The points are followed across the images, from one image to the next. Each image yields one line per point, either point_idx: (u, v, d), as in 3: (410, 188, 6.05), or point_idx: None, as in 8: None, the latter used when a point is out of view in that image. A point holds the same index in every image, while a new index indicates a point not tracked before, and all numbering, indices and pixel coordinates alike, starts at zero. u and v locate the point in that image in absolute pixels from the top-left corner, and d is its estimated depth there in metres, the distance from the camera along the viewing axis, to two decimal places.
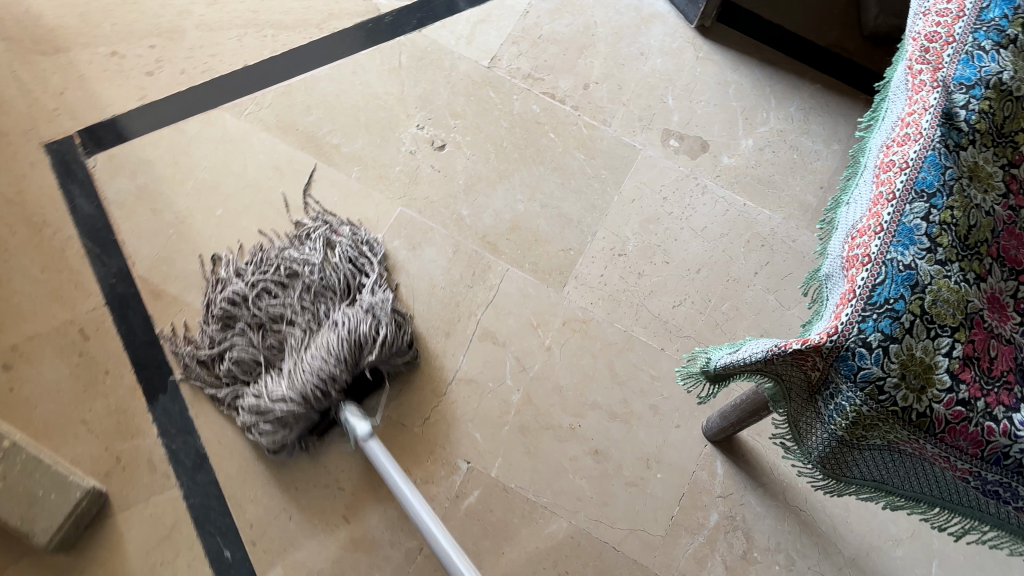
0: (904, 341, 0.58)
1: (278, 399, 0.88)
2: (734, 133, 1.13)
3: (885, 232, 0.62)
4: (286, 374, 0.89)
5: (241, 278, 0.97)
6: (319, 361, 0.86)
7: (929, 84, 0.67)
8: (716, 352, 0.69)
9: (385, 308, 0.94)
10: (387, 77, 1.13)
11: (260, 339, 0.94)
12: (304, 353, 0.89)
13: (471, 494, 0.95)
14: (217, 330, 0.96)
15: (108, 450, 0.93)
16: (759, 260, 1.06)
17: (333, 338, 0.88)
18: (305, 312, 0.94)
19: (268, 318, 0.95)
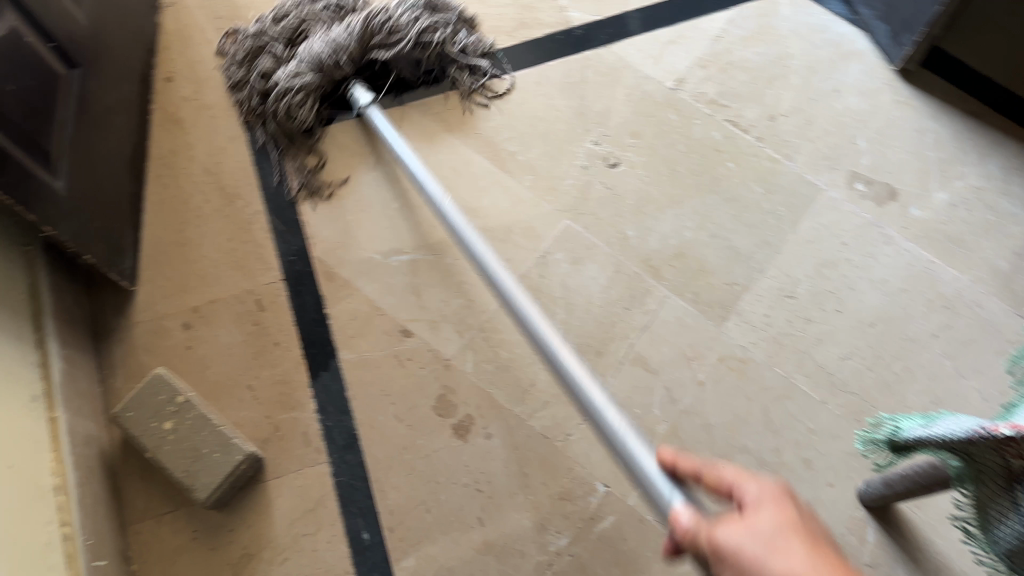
0: None
1: (293, 80, 1.06)
2: (926, 184, 1.07)
3: None
4: (305, 48, 1.08)
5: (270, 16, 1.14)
6: (320, 48, 1.06)
7: None
8: (905, 422, 0.67)
9: (420, 20, 1.11)
10: (569, 91, 1.14)
11: (284, 52, 1.11)
12: (316, 37, 1.08)
13: (606, 518, 0.93)
14: (276, 41, 1.12)
15: (268, 418, 0.97)
16: (938, 321, 1.00)
17: (337, 37, 1.06)
18: (335, 16, 1.12)
19: (254, 50, 1.14)
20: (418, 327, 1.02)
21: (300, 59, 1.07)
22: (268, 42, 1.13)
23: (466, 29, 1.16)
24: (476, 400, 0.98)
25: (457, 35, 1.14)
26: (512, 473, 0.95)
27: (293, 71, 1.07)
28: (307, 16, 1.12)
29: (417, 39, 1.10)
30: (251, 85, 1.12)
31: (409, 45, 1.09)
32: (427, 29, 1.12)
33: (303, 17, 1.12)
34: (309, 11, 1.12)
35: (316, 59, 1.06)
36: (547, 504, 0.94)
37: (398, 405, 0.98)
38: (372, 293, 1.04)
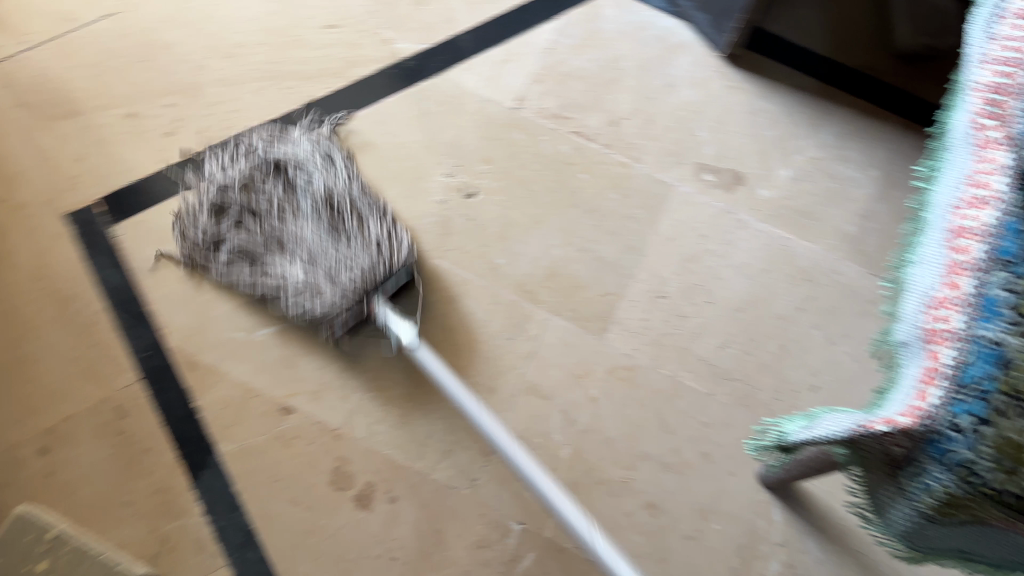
0: (997, 425, 0.55)
1: (312, 295, 0.93)
2: (770, 163, 1.10)
3: (968, 306, 0.58)
4: (302, 262, 0.95)
5: (201, 213, 1.00)
6: (343, 278, 0.92)
7: (999, 141, 0.64)
8: (789, 425, 0.69)
9: (344, 188, 1.01)
10: (411, 124, 1.10)
11: (278, 247, 0.96)
12: (331, 256, 0.94)
13: (526, 556, 0.92)
14: (236, 229, 0.98)
15: (154, 532, 0.91)
16: (802, 295, 1.04)
17: (347, 262, 0.93)
18: (278, 244, 0.97)
19: (237, 247, 0.98)
20: (298, 401, 0.97)
21: (307, 271, 0.94)
22: (247, 218, 0.99)
23: (302, 130, 1.07)
24: (373, 465, 0.95)
25: (323, 124, 1.08)
26: (424, 533, 0.92)
27: (299, 276, 0.93)
28: (263, 194, 1.00)
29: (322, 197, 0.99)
30: (239, 277, 0.97)
31: (354, 224, 0.98)
32: (383, 238, 0.97)
33: (266, 191, 1.00)
34: (289, 225, 0.97)
35: (310, 257, 0.95)
36: (465, 556, 0.92)
37: (292, 487, 0.93)
38: (243, 373, 0.97)
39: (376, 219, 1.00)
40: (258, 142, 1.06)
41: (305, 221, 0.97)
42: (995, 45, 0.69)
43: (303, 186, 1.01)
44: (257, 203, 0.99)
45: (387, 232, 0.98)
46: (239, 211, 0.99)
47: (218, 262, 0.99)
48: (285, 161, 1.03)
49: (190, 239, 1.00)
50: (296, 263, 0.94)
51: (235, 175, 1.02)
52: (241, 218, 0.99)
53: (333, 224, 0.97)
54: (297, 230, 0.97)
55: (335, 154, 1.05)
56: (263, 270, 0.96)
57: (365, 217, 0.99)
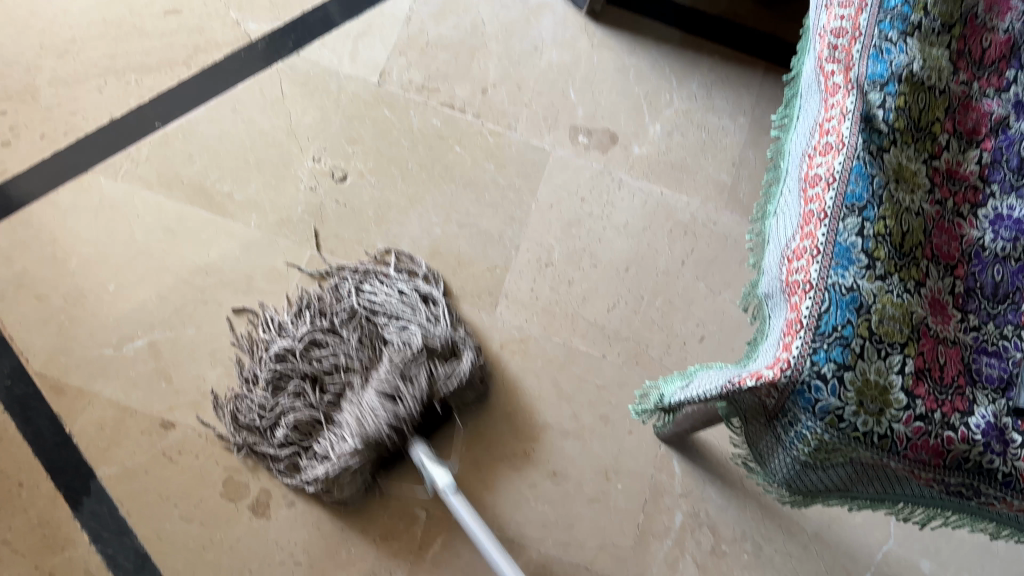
0: (858, 368, 0.56)
1: (359, 427, 0.86)
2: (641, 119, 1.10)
3: (823, 255, 0.59)
4: (357, 424, 0.86)
5: (287, 337, 0.93)
6: (399, 406, 0.85)
7: (844, 84, 0.65)
8: (669, 386, 0.71)
9: (432, 332, 0.92)
10: (271, 110, 1.05)
11: (331, 399, 0.90)
12: (375, 395, 0.87)
13: (435, 542, 0.91)
14: (306, 387, 0.91)
15: (38, 569, 0.85)
16: (684, 248, 1.05)
17: (384, 395, 0.86)
18: (360, 353, 0.91)
19: (281, 408, 0.90)
20: (180, 414, 0.92)
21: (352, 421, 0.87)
22: (314, 366, 0.91)
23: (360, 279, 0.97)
24: (268, 470, 0.91)
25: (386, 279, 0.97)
26: (328, 532, 0.90)
27: (342, 447, 0.86)
28: (325, 350, 0.92)
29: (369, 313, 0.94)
30: (283, 439, 0.89)
31: (397, 348, 0.89)
32: (442, 366, 0.90)
33: (334, 353, 0.91)
34: (352, 375, 0.90)
35: (357, 427, 0.86)
36: (372, 550, 0.90)
37: (183, 504, 0.89)
38: (115, 392, 0.92)
39: (442, 367, 0.91)
40: (318, 294, 0.96)
41: (370, 373, 0.89)
42: None
43: (381, 342, 0.91)
44: (321, 356, 0.92)
45: (456, 374, 0.91)
46: (304, 371, 0.91)
47: (280, 458, 0.90)
48: (364, 316, 0.93)
49: (231, 421, 0.91)
50: (352, 415, 0.86)
51: (298, 320, 0.94)
52: (308, 383, 0.91)
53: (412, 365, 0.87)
54: (362, 387, 0.89)
55: (428, 292, 0.97)
56: (313, 450, 0.89)
57: (428, 365, 0.90)
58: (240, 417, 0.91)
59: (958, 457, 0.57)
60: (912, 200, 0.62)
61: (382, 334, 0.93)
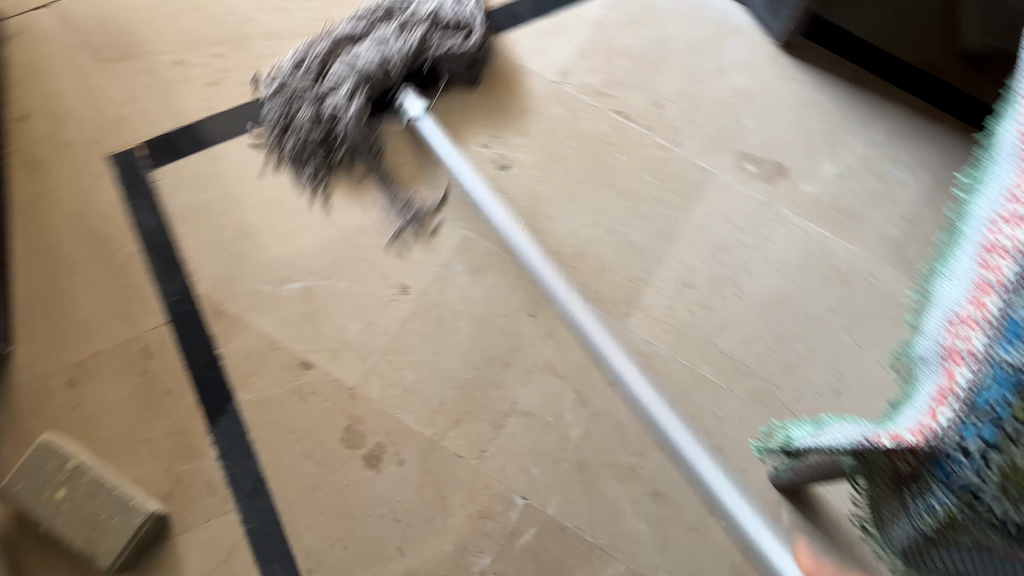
0: (1008, 451, 0.51)
1: (383, 45, 1.01)
2: (814, 158, 1.07)
3: (991, 327, 0.55)
4: (358, 76, 0.99)
5: (286, 73, 1.02)
6: (397, 42, 1.01)
7: None
8: (795, 430, 0.69)
9: (443, 8, 1.05)
10: (451, 93, 1.10)
11: (344, 52, 1.02)
12: (387, 32, 1.02)
13: (526, 531, 0.93)
14: (308, 79, 1.02)
15: (169, 471, 0.93)
16: (835, 296, 1.01)
17: (386, 38, 1.01)
18: (375, 40, 1.02)
19: (295, 90, 1.01)
20: (317, 358, 0.98)
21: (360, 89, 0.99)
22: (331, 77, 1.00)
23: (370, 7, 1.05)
24: (385, 427, 0.96)
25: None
26: (428, 498, 0.93)
27: (347, 92, 0.99)
28: (338, 49, 1.03)
29: (383, 13, 1.04)
30: (294, 140, 1.01)
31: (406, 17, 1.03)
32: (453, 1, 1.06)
33: (333, 46, 1.02)
34: (359, 49, 1.01)
35: (363, 76, 0.99)
36: (466, 524, 0.93)
37: (305, 442, 0.95)
38: (266, 326, 0.99)
39: (442, 32, 1.04)
40: (310, 42, 1.03)
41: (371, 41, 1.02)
42: None
43: (401, 27, 1.02)
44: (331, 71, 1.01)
45: (456, 47, 1.05)
46: (316, 79, 1.01)
47: (286, 146, 1.03)
48: (383, 10, 1.05)
49: (286, 162, 1.04)
50: (370, 49, 1.00)
51: (298, 53, 1.03)
52: (319, 75, 1.02)
53: (417, 48, 1.01)
54: (379, 35, 1.02)
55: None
56: (330, 107, 0.99)
57: (429, 27, 1.03)
58: (271, 81, 1.03)
59: None
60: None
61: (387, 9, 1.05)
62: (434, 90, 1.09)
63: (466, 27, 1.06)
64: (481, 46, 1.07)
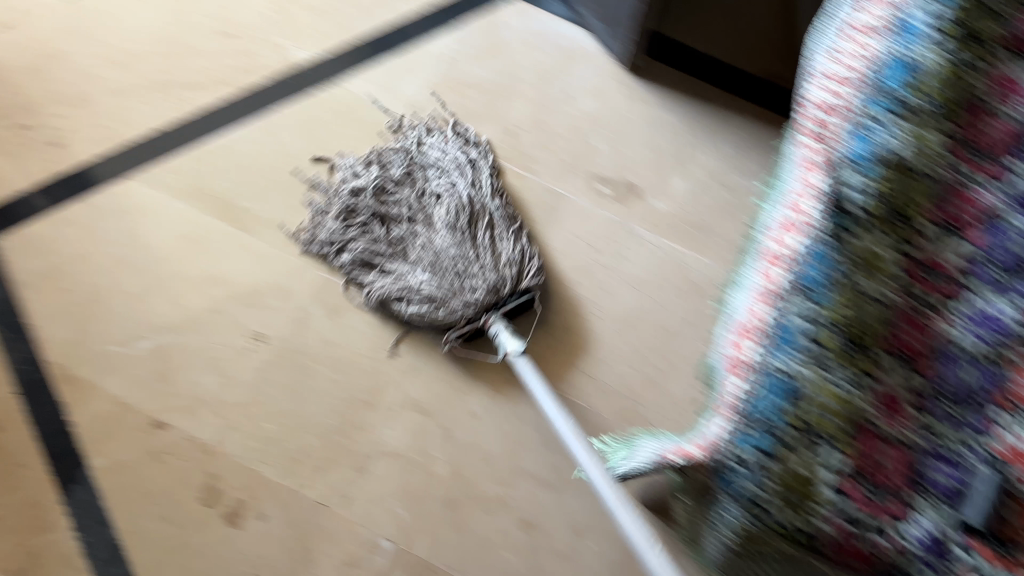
0: (784, 460, 0.64)
1: (439, 306, 0.93)
2: (666, 174, 1.08)
3: (764, 334, 0.68)
4: (427, 270, 0.95)
5: (363, 179, 1.02)
6: (478, 271, 0.94)
7: (820, 165, 0.76)
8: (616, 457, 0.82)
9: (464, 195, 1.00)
10: (302, 134, 1.09)
11: (424, 228, 0.98)
12: (443, 246, 0.96)
13: (395, 575, 0.91)
14: (365, 228, 1.00)
15: (20, 547, 0.89)
16: (693, 309, 1.01)
17: (456, 224, 0.98)
18: (429, 248, 0.96)
19: (375, 212, 1.00)
20: (172, 415, 0.96)
21: (418, 263, 0.96)
22: (397, 211, 1.00)
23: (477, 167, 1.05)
24: (246, 481, 0.94)
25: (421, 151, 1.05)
26: (293, 550, 0.91)
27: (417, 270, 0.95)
28: (393, 212, 1.00)
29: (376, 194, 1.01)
30: None
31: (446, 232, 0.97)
32: (471, 184, 1.02)
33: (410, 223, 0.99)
34: (419, 228, 0.99)
35: (383, 297, 0.96)
36: (333, 573, 0.90)
37: (162, 503, 0.92)
38: (117, 387, 0.97)
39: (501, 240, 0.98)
40: (341, 183, 1.04)
41: (439, 213, 0.99)
42: (826, 79, 0.81)
43: (436, 202, 1.00)
44: (397, 217, 1.00)
45: (508, 253, 0.97)
46: (375, 210, 1.00)
47: None
48: (463, 213, 0.98)
49: None
50: (399, 267, 0.96)
51: (368, 158, 1.05)
52: (377, 221, 1.00)
53: (497, 294, 0.93)
54: (447, 206, 0.99)
55: (478, 159, 1.05)
56: None
57: (497, 220, 1.00)
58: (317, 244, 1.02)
59: (888, 565, 0.63)
60: (868, 299, 0.70)
61: (463, 213, 0.99)
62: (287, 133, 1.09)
63: (524, 289, 0.96)
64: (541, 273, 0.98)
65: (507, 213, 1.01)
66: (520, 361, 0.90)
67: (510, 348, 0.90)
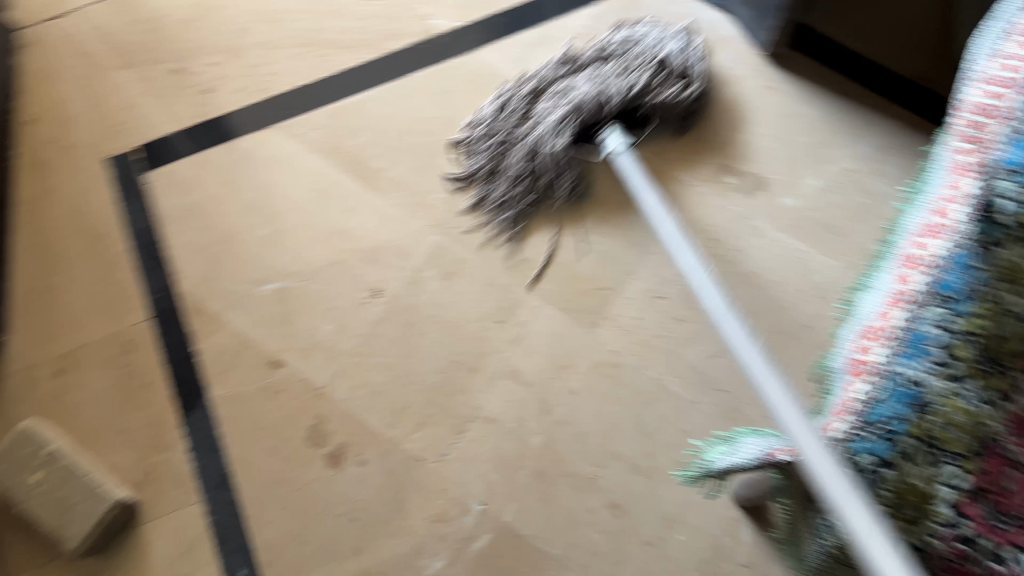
0: (900, 468, 0.51)
1: (574, 115, 0.98)
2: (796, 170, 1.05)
3: (893, 340, 0.54)
4: (561, 108, 1.00)
5: (507, 88, 1.07)
6: (614, 83, 1.00)
7: (973, 167, 0.59)
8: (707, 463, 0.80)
9: (673, 55, 1.04)
10: (435, 101, 1.11)
11: (557, 94, 1.02)
12: (583, 84, 1.01)
13: (481, 537, 0.93)
14: (526, 99, 1.05)
15: (142, 461, 0.97)
16: (811, 312, 0.98)
17: (619, 75, 1.01)
18: (559, 98, 1.01)
19: (515, 136, 1.03)
20: (289, 357, 1.01)
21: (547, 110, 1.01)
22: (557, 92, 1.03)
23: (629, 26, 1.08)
24: (350, 427, 0.98)
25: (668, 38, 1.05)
26: (387, 499, 0.95)
27: (557, 121, 0.99)
28: (539, 97, 1.05)
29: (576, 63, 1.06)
30: None
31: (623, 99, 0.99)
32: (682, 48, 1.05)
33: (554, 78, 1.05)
34: (578, 80, 1.03)
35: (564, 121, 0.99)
36: (422, 526, 0.93)
37: (271, 438, 0.98)
38: (241, 325, 1.02)
39: (664, 79, 1.03)
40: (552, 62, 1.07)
41: (586, 78, 1.02)
42: (1001, 53, 0.63)
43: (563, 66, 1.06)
44: (548, 92, 1.04)
45: (672, 98, 1.03)
46: (535, 87, 1.05)
47: None
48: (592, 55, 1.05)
49: None
50: (564, 105, 0.99)
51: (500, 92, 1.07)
52: (529, 97, 1.05)
53: (636, 93, 0.99)
54: (596, 66, 1.03)
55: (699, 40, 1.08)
56: None
57: (654, 72, 1.02)
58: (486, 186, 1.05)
59: None
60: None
61: (624, 60, 1.03)
62: (421, 99, 1.12)
63: (650, 114, 1.03)
64: (697, 98, 1.06)
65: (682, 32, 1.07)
66: (622, 157, 0.95)
67: (613, 145, 0.96)
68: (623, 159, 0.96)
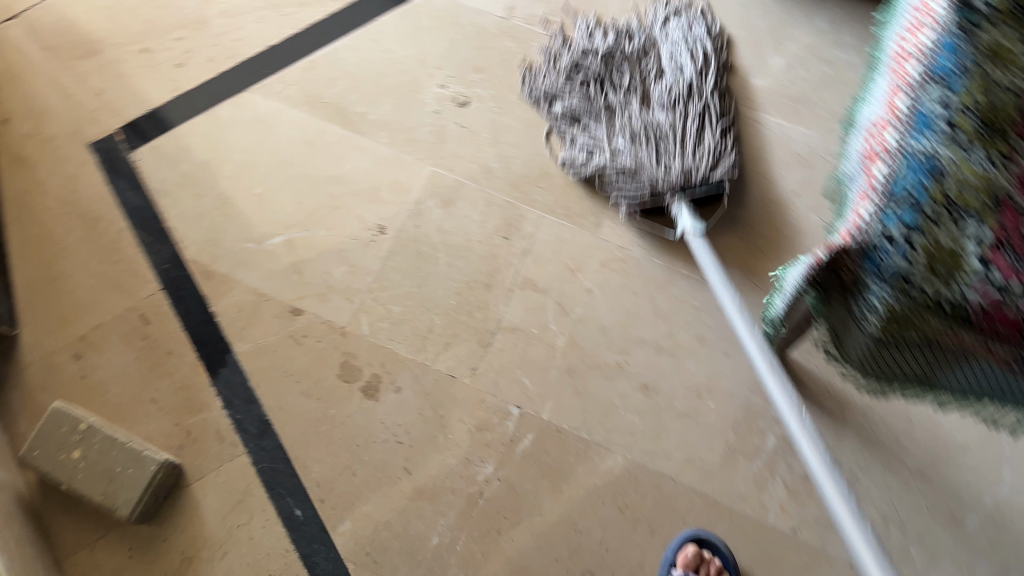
0: (928, 231, 0.55)
1: None
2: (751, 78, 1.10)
3: (903, 121, 0.57)
4: None
5: None
6: None
7: (926, 29, 0.57)
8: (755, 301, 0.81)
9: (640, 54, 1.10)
10: (406, 41, 1.14)
11: (640, 107, 1.05)
12: None
13: (525, 437, 0.96)
14: (599, 62, 1.10)
15: (178, 425, 0.97)
16: (798, 178, 1.04)
17: None
18: None
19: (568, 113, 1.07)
20: (307, 303, 1.03)
21: None
22: (624, 79, 1.08)
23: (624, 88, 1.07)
24: (379, 358, 1.00)
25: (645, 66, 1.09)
26: (427, 418, 0.97)
27: None
28: (641, 71, 1.10)
29: None
30: None
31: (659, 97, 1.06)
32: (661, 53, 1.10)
33: None
34: None
35: (634, 135, 1.03)
36: (466, 438, 0.96)
37: (304, 381, 0.99)
38: (253, 280, 1.03)
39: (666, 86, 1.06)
40: None
41: (662, 58, 1.09)
42: None
43: (664, 83, 1.07)
44: None
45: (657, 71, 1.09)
46: None
47: None
48: None
49: None
50: (639, 122, 1.03)
51: (615, 25, 1.12)
52: None
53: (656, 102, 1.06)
54: (687, 22, 1.12)
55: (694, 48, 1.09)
56: None
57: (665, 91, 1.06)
58: (562, 155, 1.06)
59: None
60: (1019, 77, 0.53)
61: (680, 85, 1.06)
62: (393, 41, 1.14)
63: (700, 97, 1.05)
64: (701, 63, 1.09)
65: (726, 57, 1.11)
66: (697, 242, 0.93)
67: (688, 229, 0.94)
68: (699, 248, 0.94)
